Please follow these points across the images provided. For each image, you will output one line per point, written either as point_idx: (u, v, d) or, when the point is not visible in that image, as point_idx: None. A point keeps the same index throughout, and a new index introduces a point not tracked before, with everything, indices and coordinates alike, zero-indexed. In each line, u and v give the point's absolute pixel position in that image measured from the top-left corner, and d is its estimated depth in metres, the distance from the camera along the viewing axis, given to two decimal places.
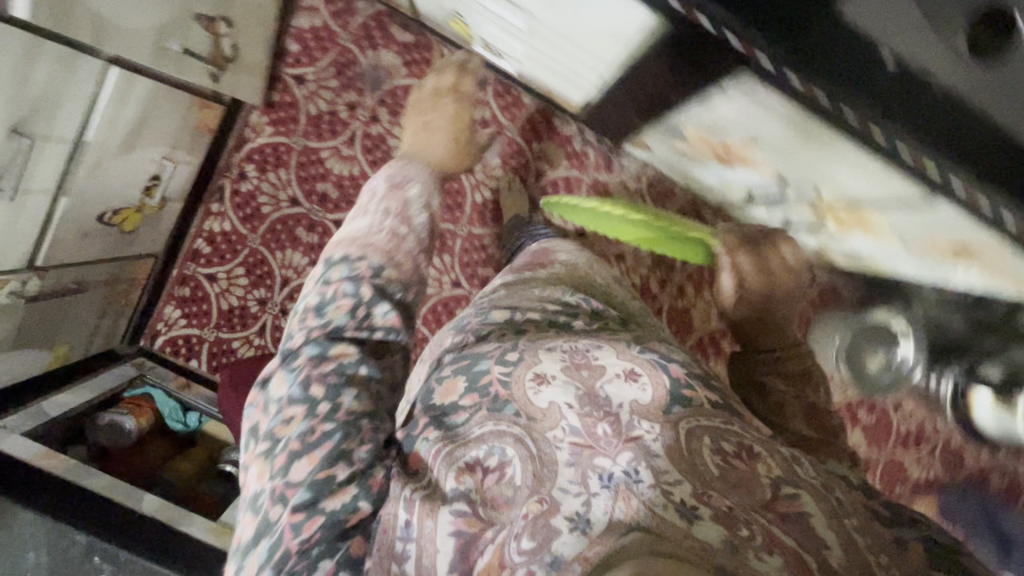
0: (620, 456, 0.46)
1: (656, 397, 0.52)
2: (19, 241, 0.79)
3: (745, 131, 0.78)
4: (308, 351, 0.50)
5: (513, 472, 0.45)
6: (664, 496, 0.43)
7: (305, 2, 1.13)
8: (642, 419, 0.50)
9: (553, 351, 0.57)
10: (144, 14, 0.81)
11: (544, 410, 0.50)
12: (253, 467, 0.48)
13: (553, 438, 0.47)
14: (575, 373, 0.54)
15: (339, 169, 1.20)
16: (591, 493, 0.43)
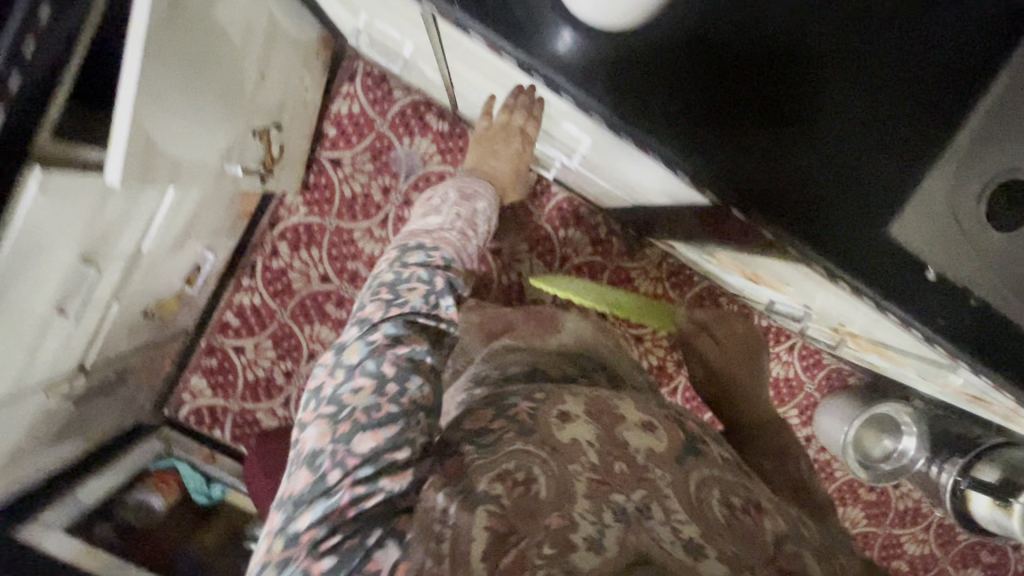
0: (634, 493, 0.50)
1: (670, 446, 0.57)
2: (78, 344, 0.84)
3: (784, 276, 0.84)
4: (385, 329, 0.56)
5: (539, 487, 0.48)
6: (673, 535, 0.48)
7: (344, 89, 1.22)
8: (654, 464, 0.54)
9: (579, 396, 0.61)
10: (212, 142, 0.79)
11: (567, 443, 0.53)
12: (313, 426, 0.51)
13: (575, 470, 0.51)
14: (597, 417, 0.57)
15: (370, 249, 1.26)
16: (605, 523, 0.46)
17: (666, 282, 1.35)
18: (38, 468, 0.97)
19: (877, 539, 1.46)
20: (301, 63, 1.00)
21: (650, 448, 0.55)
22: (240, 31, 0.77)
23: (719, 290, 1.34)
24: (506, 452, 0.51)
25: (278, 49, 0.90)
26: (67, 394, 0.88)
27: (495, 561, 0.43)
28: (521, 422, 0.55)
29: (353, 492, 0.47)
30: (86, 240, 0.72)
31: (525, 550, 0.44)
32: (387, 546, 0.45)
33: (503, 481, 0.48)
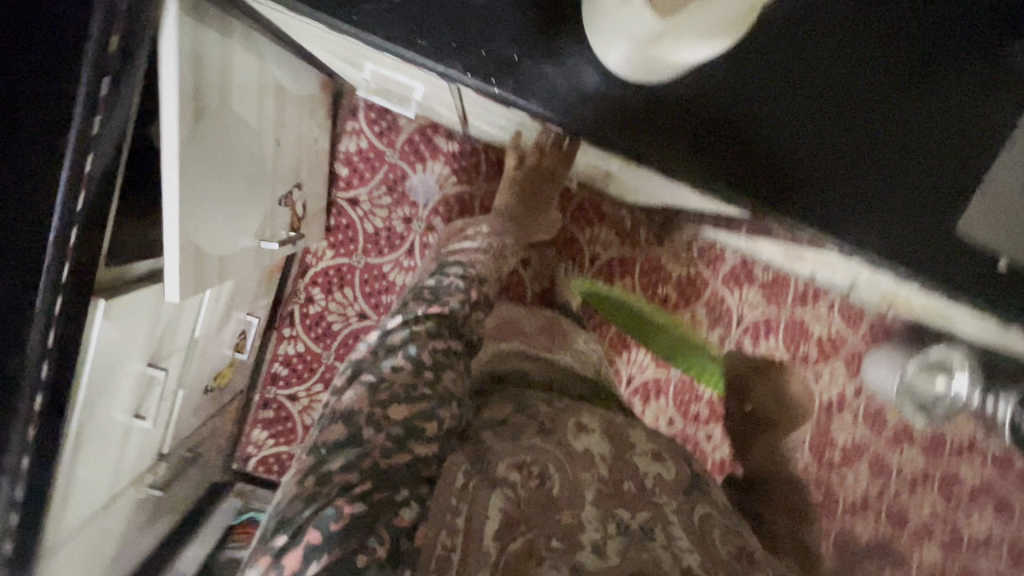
0: (636, 514, 0.56)
1: (673, 476, 0.63)
2: (155, 435, 0.88)
3: (833, 262, 0.88)
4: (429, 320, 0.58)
5: (552, 484, 0.54)
6: (672, 557, 0.54)
7: (349, 127, 1.21)
8: (657, 488, 0.60)
9: (593, 413, 0.66)
10: (246, 226, 0.79)
11: (582, 451, 0.59)
12: (349, 392, 0.52)
13: (585, 480, 0.56)
14: (609, 437, 0.63)
15: (402, 280, 1.27)
16: (609, 532, 0.54)
17: (699, 262, 1.36)
18: (140, 550, 1.01)
19: (936, 476, 1.49)
20: (308, 115, 0.99)
21: (654, 474, 0.61)
22: (252, 107, 0.76)
23: (752, 262, 1.35)
24: (529, 448, 0.56)
25: (287, 110, 0.89)
26: (154, 483, 0.91)
27: (506, 542, 0.48)
28: (544, 425, 0.60)
29: (383, 446, 0.47)
30: (149, 345, 0.74)
31: (535, 538, 0.50)
32: (411, 507, 0.44)
33: (522, 472, 0.53)
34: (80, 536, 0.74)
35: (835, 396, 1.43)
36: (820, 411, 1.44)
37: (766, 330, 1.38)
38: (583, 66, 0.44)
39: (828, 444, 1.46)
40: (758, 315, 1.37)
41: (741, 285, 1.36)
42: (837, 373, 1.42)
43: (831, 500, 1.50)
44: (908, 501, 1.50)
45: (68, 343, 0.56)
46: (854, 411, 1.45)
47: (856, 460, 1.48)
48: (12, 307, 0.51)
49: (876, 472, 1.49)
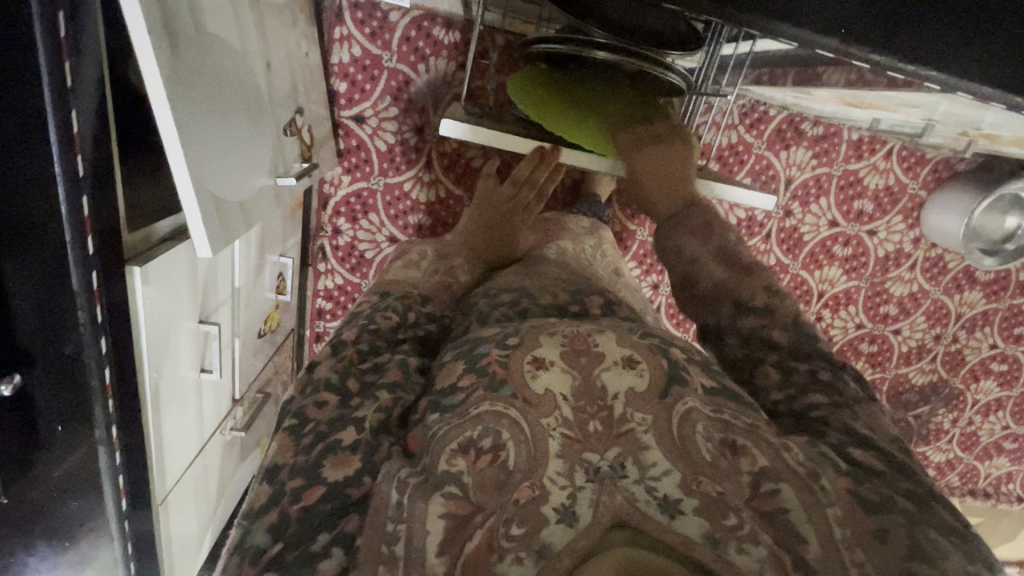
0: (610, 451, 0.42)
1: (654, 380, 0.45)
2: (225, 384, 0.91)
3: (903, 101, 0.77)
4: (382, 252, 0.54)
5: (507, 455, 0.41)
6: (649, 492, 0.40)
7: (337, 33, 1.08)
8: (634, 409, 0.44)
9: (555, 334, 0.49)
10: (259, 164, 0.73)
11: (540, 395, 0.44)
12: (276, 442, 0.47)
13: (548, 427, 0.43)
14: (575, 361, 0.47)
15: (424, 195, 1.22)
16: (577, 486, 0.40)
17: (742, 127, 1.26)
18: (244, 481, 1.09)
19: (997, 314, 1.52)
20: (292, 25, 0.88)
21: (630, 389, 0.45)
22: (230, 22, 0.67)
23: (799, 117, 1.26)
24: (477, 415, 0.43)
25: (268, 26, 0.78)
26: (236, 427, 0.97)
27: (456, 551, 0.37)
28: (491, 374, 0.46)
29: (293, 490, 0.42)
30: (195, 303, 0.73)
31: (492, 531, 0.38)
32: (333, 559, 0.39)
33: (466, 455, 0.41)
34: (184, 484, 0.80)
35: (892, 249, 1.41)
36: (875, 266, 1.43)
37: (816, 189, 1.34)
38: None
39: (882, 299, 1.47)
40: (807, 175, 1.32)
41: (789, 145, 1.28)
42: (894, 225, 1.39)
43: (887, 351, 1.53)
44: (965, 342, 1.54)
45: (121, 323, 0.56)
46: (912, 261, 1.43)
47: (913, 310, 1.49)
48: (57, 294, 0.50)
49: (934, 317, 1.50)
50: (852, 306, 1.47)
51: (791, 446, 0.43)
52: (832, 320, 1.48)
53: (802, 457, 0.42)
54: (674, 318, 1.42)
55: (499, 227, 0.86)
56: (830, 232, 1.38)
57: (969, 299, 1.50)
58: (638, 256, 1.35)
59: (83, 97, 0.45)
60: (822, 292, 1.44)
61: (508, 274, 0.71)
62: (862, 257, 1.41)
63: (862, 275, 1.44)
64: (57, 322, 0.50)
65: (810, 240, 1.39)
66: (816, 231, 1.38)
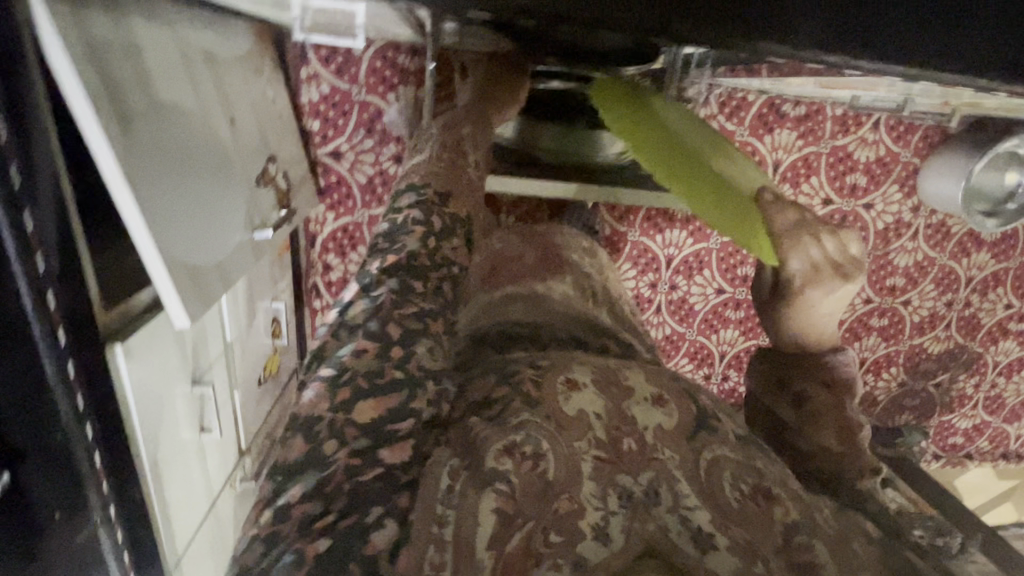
0: (644, 475, 0.37)
1: (683, 420, 0.41)
2: (229, 438, 0.91)
3: (878, 82, 0.76)
4: (411, 222, 0.51)
5: (548, 467, 0.35)
6: (682, 522, 0.36)
7: (303, 73, 1.08)
8: (665, 445, 0.39)
9: (587, 363, 0.45)
10: (234, 223, 0.74)
11: (573, 417, 0.39)
12: (311, 391, 0.37)
13: (582, 449, 0.37)
14: (606, 388, 0.42)
15: None
16: (611, 510, 0.35)
17: (721, 117, 1.24)
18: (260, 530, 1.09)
19: (1009, 273, 1.48)
20: (254, 74, 0.88)
21: (660, 426, 0.40)
22: (185, 86, 0.67)
23: (779, 101, 1.24)
24: (518, 423, 0.37)
25: (229, 80, 0.78)
26: (245, 477, 0.97)
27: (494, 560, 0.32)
28: (526, 393, 0.40)
29: None
30: (186, 365, 0.74)
31: (531, 536, 0.32)
32: None
33: (511, 455, 0.35)
34: (195, 544, 0.80)
35: (892, 220, 1.38)
36: (876, 239, 1.40)
37: (806, 169, 1.31)
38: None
39: (887, 271, 1.44)
40: (795, 156, 1.29)
41: (772, 129, 1.26)
42: (891, 195, 1.35)
43: (898, 323, 1.50)
44: (979, 305, 1.51)
45: (93, 388, 0.55)
46: (914, 229, 1.40)
47: (921, 279, 1.46)
48: (26, 385, 0.49)
49: (943, 284, 1.47)
50: None
51: (822, 515, 0.38)
52: None
53: (833, 521, 0.38)
54: (676, 315, 1.40)
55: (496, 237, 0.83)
56: (825, 210, 1.35)
57: (978, 261, 1.47)
58: (632, 257, 1.34)
59: (32, 199, 0.45)
60: None
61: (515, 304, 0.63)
62: (861, 232, 1.38)
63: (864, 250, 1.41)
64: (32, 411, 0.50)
65: None
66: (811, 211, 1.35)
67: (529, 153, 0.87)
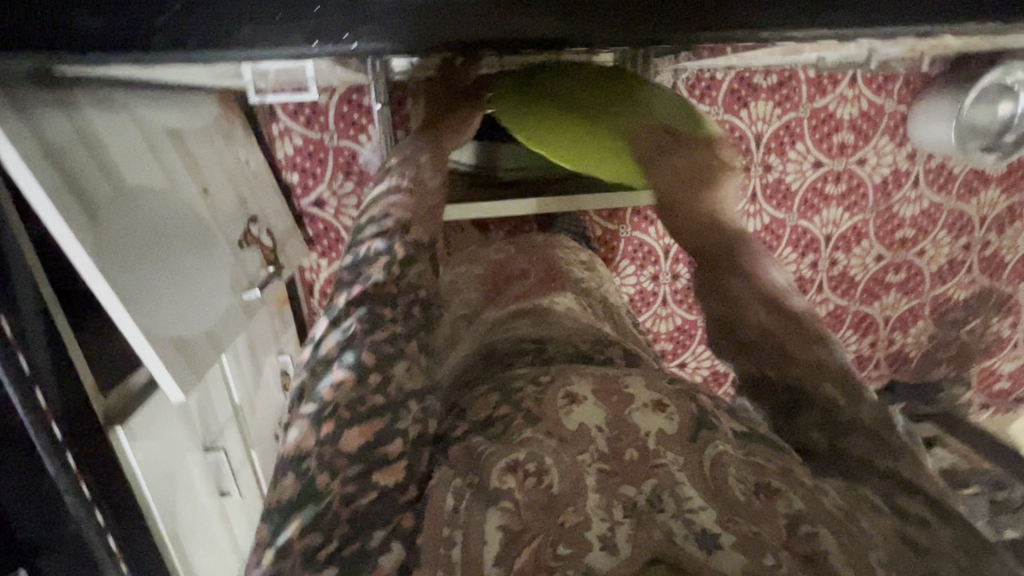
0: (646, 483, 0.37)
1: (683, 422, 0.39)
2: (252, 496, 0.92)
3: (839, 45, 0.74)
4: (374, 247, 0.42)
5: (553, 480, 0.36)
6: (686, 526, 0.35)
7: (276, 129, 1.10)
8: (664, 447, 0.38)
9: (586, 371, 0.43)
10: (218, 289, 0.75)
11: (575, 432, 0.38)
12: (292, 432, 0.35)
13: (586, 464, 0.37)
14: (606, 398, 0.40)
15: None
16: (617, 521, 0.36)
17: (693, 100, 1.23)
18: None
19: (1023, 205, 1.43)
20: (224, 139, 0.91)
21: (661, 431, 0.39)
22: (151, 167, 0.69)
23: (749, 74, 1.22)
24: (521, 442, 0.37)
25: (196, 151, 0.81)
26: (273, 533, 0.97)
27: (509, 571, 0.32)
28: (528, 410, 0.40)
29: None
30: (194, 434, 0.75)
31: (539, 548, 0.34)
32: None
33: (516, 474, 0.35)
34: None
35: (888, 172, 1.34)
36: (876, 194, 1.36)
37: (791, 137, 1.28)
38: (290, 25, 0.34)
39: (894, 224, 1.39)
40: (776, 126, 1.27)
41: (746, 103, 1.25)
42: (882, 147, 1.32)
43: (916, 276, 1.45)
44: (998, 243, 1.45)
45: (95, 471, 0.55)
46: (914, 177, 1.36)
47: (932, 226, 1.41)
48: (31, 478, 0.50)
49: (955, 228, 1.42)
50: (866, 241, 1.40)
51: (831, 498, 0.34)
52: (848, 260, 1.41)
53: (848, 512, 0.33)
54: (683, 304, 1.37)
55: (490, 257, 0.78)
56: (817, 174, 1.32)
57: (988, 199, 1.41)
58: (628, 253, 1.32)
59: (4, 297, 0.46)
60: (829, 235, 1.38)
61: (522, 320, 0.60)
62: (859, 189, 1.35)
63: (865, 208, 1.37)
64: (39, 501, 0.50)
65: (800, 188, 1.33)
66: (803, 177, 1.32)
67: (494, 173, 0.89)
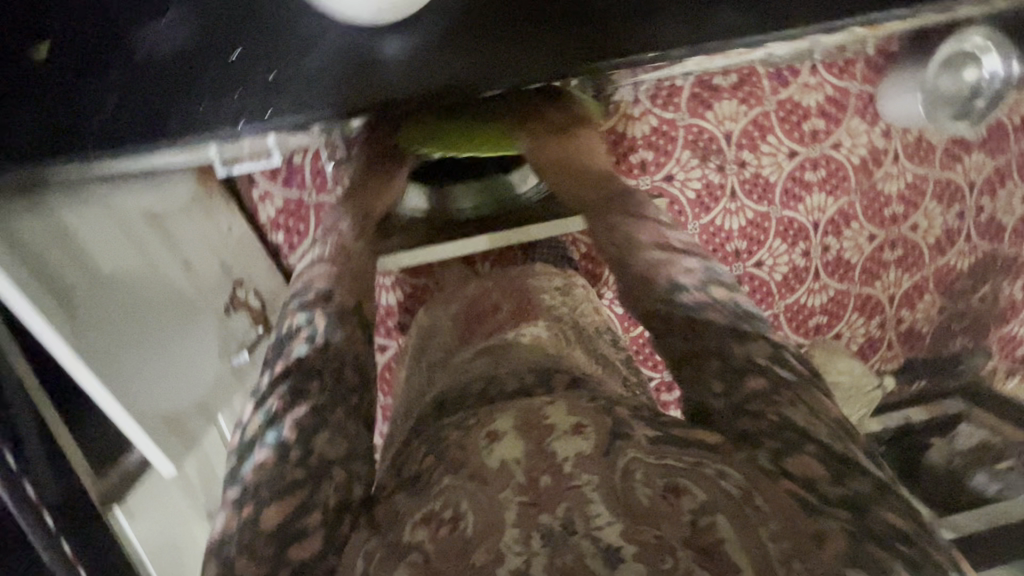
0: (559, 508, 0.38)
1: (599, 441, 0.41)
2: None
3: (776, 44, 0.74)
4: (298, 321, 0.53)
5: (466, 523, 0.38)
6: (595, 544, 0.35)
7: (256, 194, 1.14)
8: (579, 469, 0.40)
9: (508, 409, 0.47)
10: (204, 361, 0.78)
11: (496, 470, 0.41)
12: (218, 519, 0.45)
13: (505, 499, 0.39)
14: (525, 429, 0.44)
15: (390, 298, 1.27)
16: (533, 552, 0.35)
17: (657, 109, 1.25)
18: None
19: (1011, 165, 1.40)
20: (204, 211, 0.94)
21: (579, 454, 0.41)
22: (129, 251, 0.72)
23: (708, 76, 1.24)
24: (439, 491, 0.41)
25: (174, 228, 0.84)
26: None
27: None
28: (452, 459, 0.44)
29: None
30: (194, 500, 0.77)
31: None
32: None
33: (428, 525, 0.39)
34: None
35: (866, 152, 1.33)
36: (857, 174, 1.35)
37: (761, 131, 1.30)
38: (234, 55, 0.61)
39: (882, 202, 1.38)
40: (743, 123, 1.28)
41: (710, 105, 1.26)
42: (855, 128, 1.32)
43: (914, 250, 1.42)
44: (992, 207, 1.42)
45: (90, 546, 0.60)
46: (893, 153, 1.35)
47: (920, 199, 1.39)
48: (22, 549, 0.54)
49: (946, 196, 1.39)
50: (856, 223, 1.38)
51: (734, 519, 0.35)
52: (841, 244, 1.39)
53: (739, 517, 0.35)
54: None
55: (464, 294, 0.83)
56: (794, 163, 1.32)
57: (975, 164, 1.39)
58: None
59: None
60: (817, 222, 1.36)
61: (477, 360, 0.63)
62: (839, 173, 1.34)
63: (848, 190, 1.36)
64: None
65: (779, 179, 1.33)
66: (780, 168, 1.32)
67: (450, 215, 0.95)
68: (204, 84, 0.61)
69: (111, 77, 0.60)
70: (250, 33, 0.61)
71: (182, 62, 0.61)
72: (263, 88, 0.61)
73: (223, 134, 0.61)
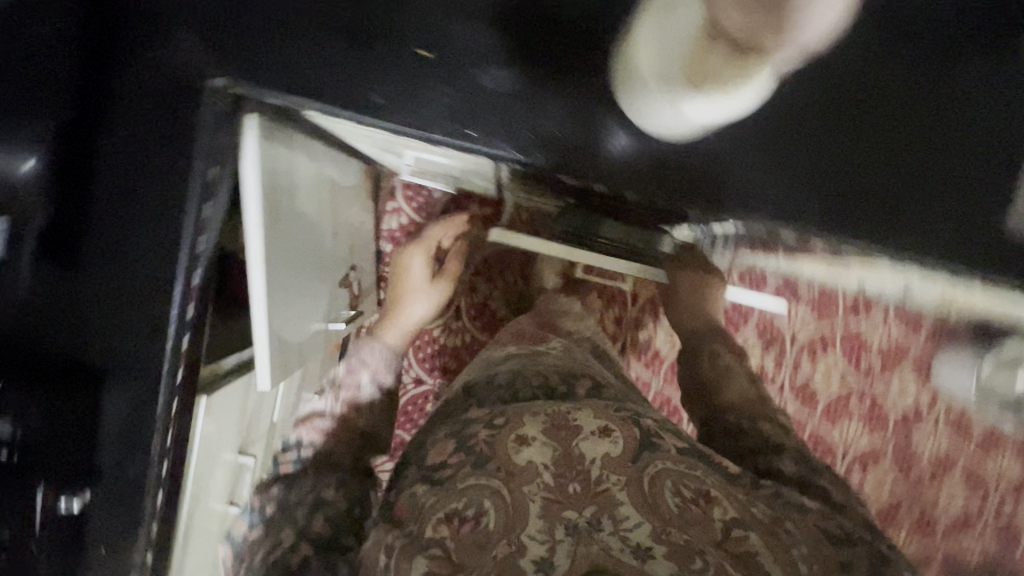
0: (587, 509, 0.56)
1: (625, 450, 0.62)
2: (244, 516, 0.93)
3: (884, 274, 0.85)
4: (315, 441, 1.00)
5: (489, 519, 0.56)
6: (622, 542, 0.54)
7: (390, 207, 1.30)
8: (609, 473, 0.60)
9: (537, 414, 0.67)
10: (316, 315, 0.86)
11: (522, 467, 0.60)
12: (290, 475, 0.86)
13: (529, 492, 0.57)
14: (555, 434, 0.63)
15: (450, 339, 1.34)
16: (557, 539, 0.53)
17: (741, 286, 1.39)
18: None
19: None
20: (357, 205, 1.09)
21: (607, 453, 0.62)
22: (314, 206, 0.84)
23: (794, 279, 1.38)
24: (463, 491, 0.58)
25: (340, 205, 0.97)
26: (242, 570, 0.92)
27: None
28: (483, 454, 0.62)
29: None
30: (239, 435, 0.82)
31: None
32: None
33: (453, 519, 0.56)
34: None
35: (909, 407, 1.41)
36: (896, 423, 1.42)
37: (822, 346, 1.41)
38: (504, 72, 0.52)
39: (912, 458, 1.43)
40: (810, 333, 1.41)
41: (788, 305, 1.39)
42: (906, 380, 1.41)
43: (929, 517, 1.43)
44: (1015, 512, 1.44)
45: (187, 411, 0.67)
46: (934, 418, 1.41)
47: (950, 473, 1.43)
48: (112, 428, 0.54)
49: (973, 480, 1.42)
50: (882, 466, 1.43)
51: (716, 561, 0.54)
52: (861, 480, 1.43)
53: None
54: None
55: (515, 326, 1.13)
56: (841, 387, 1.41)
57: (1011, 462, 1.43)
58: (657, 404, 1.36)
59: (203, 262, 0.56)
60: (846, 449, 1.42)
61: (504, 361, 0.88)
62: (880, 414, 1.42)
63: (884, 433, 1.42)
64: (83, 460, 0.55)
65: (824, 393, 1.42)
66: (828, 383, 1.41)
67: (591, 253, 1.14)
68: (486, 121, 0.52)
69: (414, 66, 0.52)
70: (557, 91, 0.52)
71: (497, 94, 0.52)
72: (537, 137, 0.52)
73: (474, 147, 0.53)
